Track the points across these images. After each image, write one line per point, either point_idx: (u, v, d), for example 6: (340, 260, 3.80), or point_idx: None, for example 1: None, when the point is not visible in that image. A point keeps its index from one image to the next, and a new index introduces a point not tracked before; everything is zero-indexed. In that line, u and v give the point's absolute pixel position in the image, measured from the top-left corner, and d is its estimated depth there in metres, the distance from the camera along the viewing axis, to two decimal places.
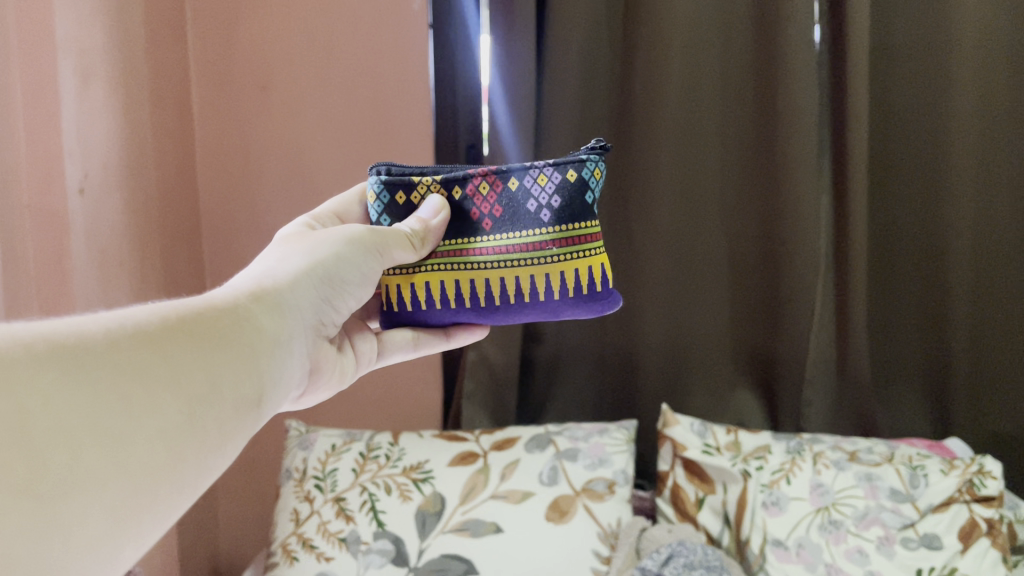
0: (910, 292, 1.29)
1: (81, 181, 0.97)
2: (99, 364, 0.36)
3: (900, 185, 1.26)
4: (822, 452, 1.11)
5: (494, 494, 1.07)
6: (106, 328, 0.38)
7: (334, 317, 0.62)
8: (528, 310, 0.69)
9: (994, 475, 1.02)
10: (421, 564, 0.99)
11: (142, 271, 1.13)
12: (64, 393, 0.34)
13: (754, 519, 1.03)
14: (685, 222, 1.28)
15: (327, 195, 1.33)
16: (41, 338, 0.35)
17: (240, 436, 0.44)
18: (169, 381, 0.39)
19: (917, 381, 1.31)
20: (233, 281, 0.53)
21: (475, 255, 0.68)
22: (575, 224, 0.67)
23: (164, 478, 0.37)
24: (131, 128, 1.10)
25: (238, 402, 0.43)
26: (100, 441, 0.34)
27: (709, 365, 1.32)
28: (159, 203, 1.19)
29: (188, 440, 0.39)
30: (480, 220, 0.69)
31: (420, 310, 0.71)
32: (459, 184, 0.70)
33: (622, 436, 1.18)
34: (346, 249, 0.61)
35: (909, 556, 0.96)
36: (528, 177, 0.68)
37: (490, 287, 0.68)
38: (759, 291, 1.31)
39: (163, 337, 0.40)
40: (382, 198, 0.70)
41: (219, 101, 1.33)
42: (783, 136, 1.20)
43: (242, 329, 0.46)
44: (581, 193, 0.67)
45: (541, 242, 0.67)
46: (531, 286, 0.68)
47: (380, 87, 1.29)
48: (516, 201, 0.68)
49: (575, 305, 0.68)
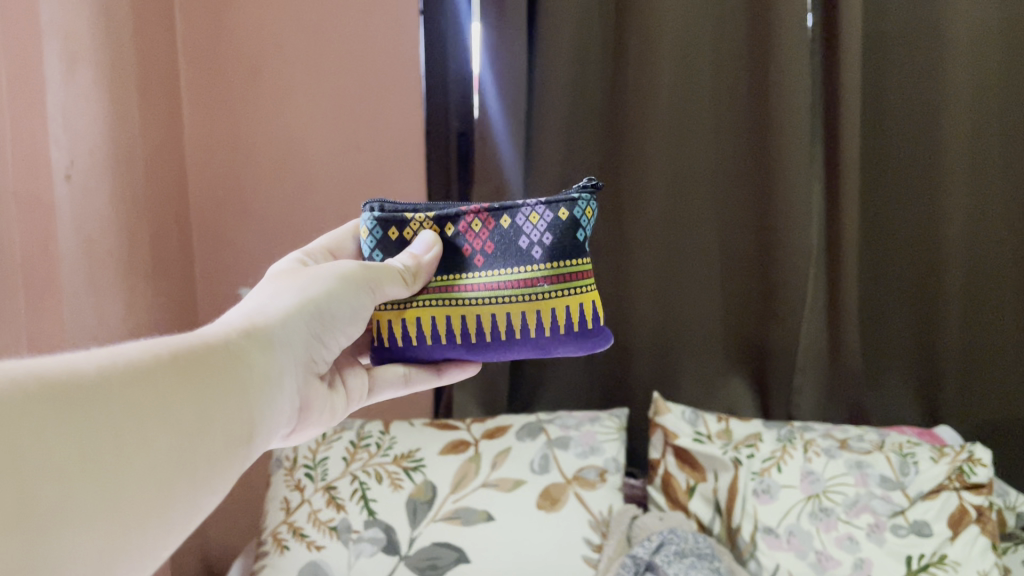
0: (902, 280, 1.29)
1: (67, 167, 0.96)
2: (93, 402, 0.36)
3: (895, 172, 1.26)
4: (812, 440, 1.11)
5: (485, 482, 1.07)
6: (99, 365, 0.38)
7: (325, 354, 0.61)
8: (517, 348, 0.67)
9: (983, 463, 1.02)
10: (412, 553, 0.99)
11: (130, 258, 1.11)
12: (57, 430, 0.33)
13: (744, 507, 1.03)
14: (678, 219, 1.28)
15: (318, 182, 1.33)
16: (34, 374, 0.35)
17: (231, 473, 0.43)
18: (160, 420, 0.38)
19: (907, 367, 1.32)
20: (224, 317, 0.52)
21: (465, 291, 0.67)
22: (568, 262, 0.66)
23: (155, 516, 0.37)
24: (118, 116, 1.09)
25: (228, 438, 0.43)
26: (89, 480, 0.34)
27: (700, 351, 1.32)
28: (147, 189, 1.18)
29: (178, 478, 0.38)
30: (473, 256, 0.68)
31: (411, 346, 0.69)
32: (452, 221, 0.69)
33: (613, 424, 1.17)
34: (337, 286, 0.60)
35: (898, 543, 0.97)
36: (520, 214, 0.67)
37: (481, 323, 0.67)
38: (751, 286, 1.31)
39: (155, 372, 0.40)
40: (375, 234, 0.70)
41: (206, 86, 1.31)
42: (775, 132, 1.20)
43: (233, 365, 0.46)
44: (573, 232, 0.66)
45: (532, 279, 0.66)
46: (523, 322, 0.66)
47: (371, 73, 1.28)
48: (508, 237, 0.67)
49: (565, 342, 0.67)
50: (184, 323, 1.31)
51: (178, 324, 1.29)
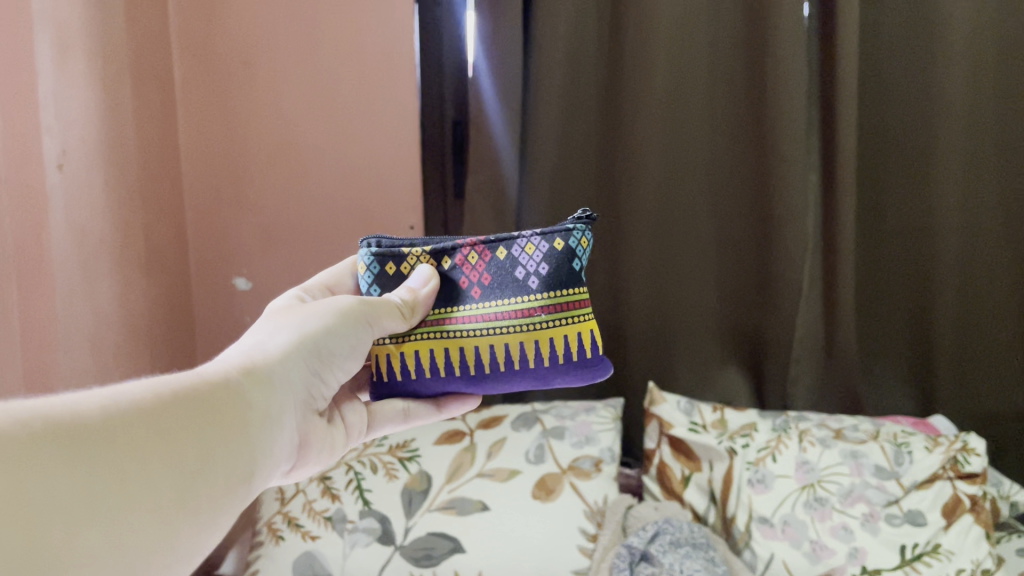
0: (897, 271, 1.29)
1: (59, 156, 0.95)
2: (96, 443, 0.36)
3: (889, 161, 1.26)
4: (807, 429, 1.11)
5: (480, 472, 1.07)
6: (101, 405, 0.38)
7: (324, 390, 0.61)
8: (517, 379, 0.66)
9: (977, 453, 1.03)
10: (407, 543, 0.99)
11: (123, 248, 1.11)
12: (62, 472, 0.33)
13: (739, 497, 1.04)
14: (673, 218, 1.28)
15: (313, 172, 1.32)
16: (37, 416, 0.35)
17: (233, 511, 0.43)
18: (163, 461, 0.38)
19: (902, 357, 1.32)
20: (223, 354, 0.52)
21: (462, 323, 0.67)
22: (564, 291, 0.66)
23: (159, 555, 0.37)
24: (111, 103, 1.08)
25: (230, 476, 0.43)
26: (94, 516, 0.34)
27: (695, 341, 1.32)
28: (140, 177, 1.17)
29: (181, 517, 0.38)
30: (469, 288, 0.67)
31: (411, 380, 0.68)
32: (448, 255, 0.68)
33: (609, 414, 1.18)
34: (336, 321, 0.60)
35: (892, 532, 0.97)
36: (516, 246, 0.67)
37: (480, 354, 0.66)
38: (747, 283, 1.31)
39: (157, 413, 0.40)
40: (373, 269, 0.69)
41: (199, 76, 1.30)
42: (772, 130, 1.20)
43: (233, 402, 0.46)
44: (569, 261, 0.66)
45: (530, 309, 0.65)
46: (522, 353, 0.65)
47: (366, 63, 1.27)
48: (504, 268, 0.66)
49: (565, 372, 0.66)
50: (178, 312, 1.30)
51: (172, 313, 1.28)
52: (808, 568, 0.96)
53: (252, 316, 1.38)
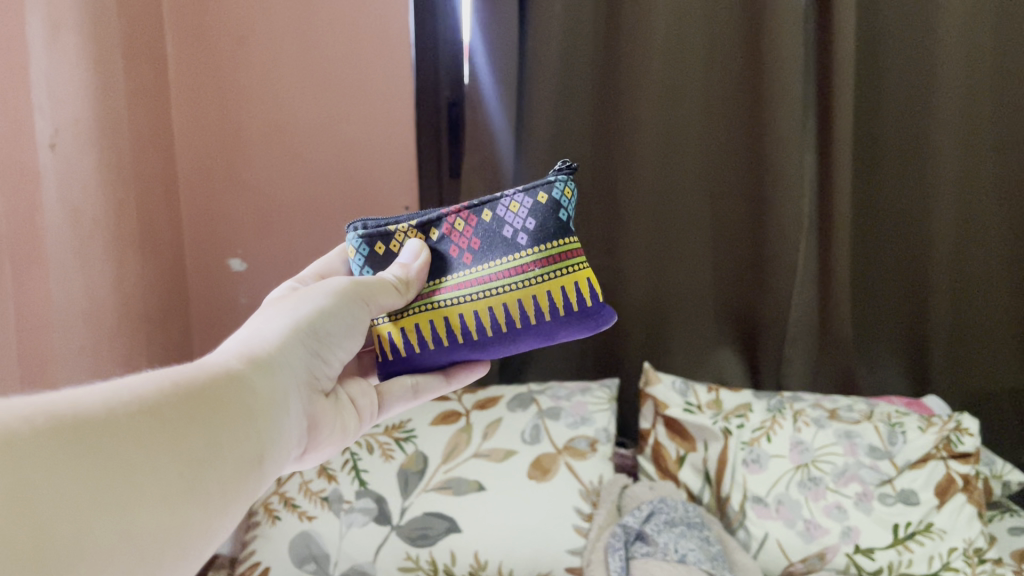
0: (892, 251, 1.29)
1: (51, 135, 0.95)
2: (101, 438, 0.36)
3: (886, 140, 1.25)
4: (802, 409, 1.11)
5: (476, 452, 1.07)
6: (103, 400, 0.38)
7: (326, 372, 0.61)
8: (521, 337, 0.65)
9: (971, 432, 1.03)
10: (404, 522, 0.99)
11: (118, 228, 1.10)
12: (68, 467, 0.34)
13: (734, 477, 1.04)
14: (667, 200, 1.28)
15: (308, 151, 1.32)
16: (40, 413, 0.35)
17: (243, 498, 0.43)
18: (169, 452, 0.38)
19: (897, 336, 1.32)
20: (221, 344, 0.52)
21: (454, 290, 0.66)
22: (555, 243, 0.65)
23: (175, 543, 0.37)
24: (103, 82, 1.07)
25: (239, 461, 0.43)
26: (105, 508, 0.34)
27: (690, 320, 1.33)
28: (133, 156, 1.16)
29: (192, 507, 0.39)
30: (460, 255, 0.66)
31: (416, 353, 0.68)
32: (435, 226, 0.68)
33: (604, 395, 1.18)
34: (331, 303, 0.60)
35: (886, 511, 0.98)
36: (500, 206, 0.66)
37: (480, 318, 0.65)
38: (741, 264, 1.31)
39: (160, 405, 0.40)
40: (363, 251, 0.69)
41: (192, 53, 1.28)
42: (769, 110, 1.19)
43: (235, 390, 0.46)
44: (555, 214, 0.64)
45: (521, 265, 0.64)
46: (521, 312, 0.64)
47: (360, 40, 1.26)
48: (491, 230, 0.65)
49: (569, 323, 0.65)
50: (173, 292, 1.30)
51: (167, 294, 1.28)
52: (802, 547, 0.97)
53: (247, 297, 1.38)
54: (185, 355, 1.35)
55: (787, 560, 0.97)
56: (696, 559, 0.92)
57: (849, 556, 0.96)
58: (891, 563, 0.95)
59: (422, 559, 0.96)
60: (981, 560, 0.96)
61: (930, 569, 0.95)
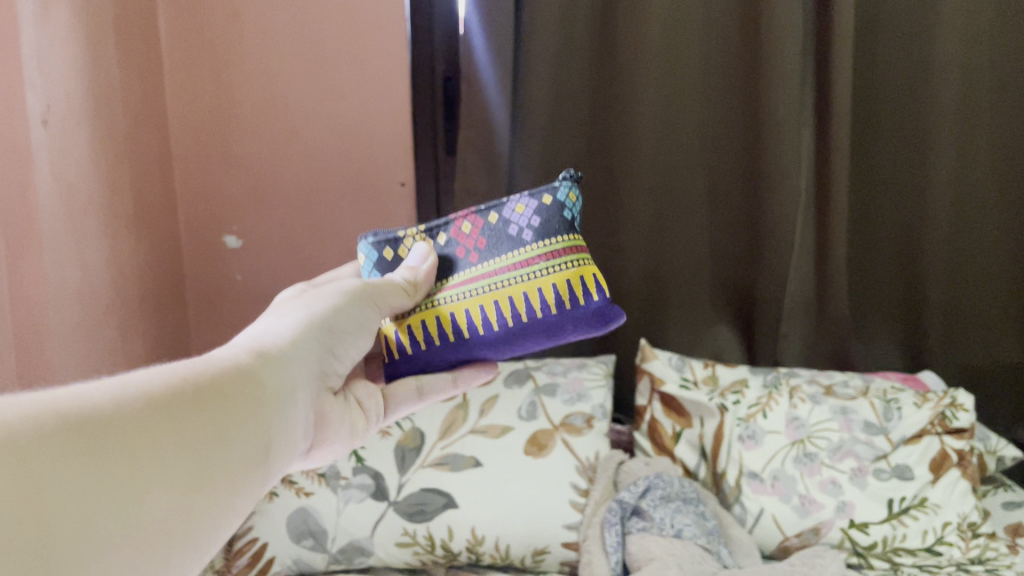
0: (889, 230, 1.29)
1: (43, 112, 0.93)
2: (110, 432, 0.36)
3: (885, 115, 1.24)
4: (798, 385, 1.10)
5: (472, 429, 1.06)
6: (112, 393, 0.38)
7: (336, 365, 0.62)
8: (526, 331, 0.64)
9: (966, 408, 1.04)
10: (401, 499, 1.01)
11: (112, 204, 1.09)
12: (77, 462, 0.33)
13: (730, 452, 1.04)
14: (666, 181, 1.28)
15: (303, 127, 1.31)
16: (51, 406, 0.35)
17: (249, 493, 0.43)
18: (177, 445, 0.38)
19: (893, 312, 1.32)
20: (233, 340, 0.52)
21: (459, 286, 0.65)
22: (558, 241, 0.64)
23: (178, 542, 0.37)
24: (95, 56, 1.06)
25: (245, 455, 0.43)
26: (110, 498, 0.34)
27: (688, 297, 1.32)
28: (127, 132, 1.15)
29: (199, 501, 0.39)
30: (465, 255, 0.66)
31: (420, 351, 0.67)
32: (442, 230, 0.68)
33: (601, 371, 1.18)
34: (342, 302, 0.60)
35: (880, 486, 0.99)
36: (506, 208, 0.66)
37: (485, 311, 0.64)
38: (737, 246, 1.32)
39: (168, 399, 0.40)
40: (373, 257, 0.69)
41: (184, 27, 1.27)
42: (766, 86, 1.19)
43: (244, 384, 0.46)
44: (560, 213, 0.64)
45: (527, 258, 0.63)
46: (526, 304, 0.63)
47: (355, 14, 1.25)
48: (497, 230, 0.65)
49: (575, 318, 0.64)
50: (168, 268, 1.29)
51: (162, 272, 1.27)
52: (797, 522, 0.98)
53: (243, 274, 1.37)
54: (182, 331, 1.35)
55: (783, 534, 0.99)
56: (692, 533, 0.93)
57: (844, 531, 0.97)
58: (885, 537, 0.97)
59: (419, 534, 0.99)
60: (974, 534, 0.99)
61: (923, 544, 0.97)
